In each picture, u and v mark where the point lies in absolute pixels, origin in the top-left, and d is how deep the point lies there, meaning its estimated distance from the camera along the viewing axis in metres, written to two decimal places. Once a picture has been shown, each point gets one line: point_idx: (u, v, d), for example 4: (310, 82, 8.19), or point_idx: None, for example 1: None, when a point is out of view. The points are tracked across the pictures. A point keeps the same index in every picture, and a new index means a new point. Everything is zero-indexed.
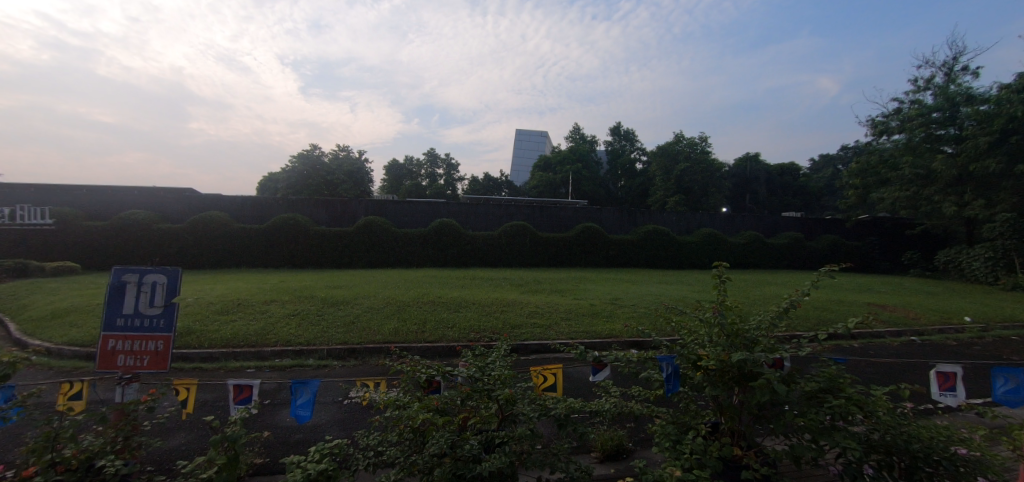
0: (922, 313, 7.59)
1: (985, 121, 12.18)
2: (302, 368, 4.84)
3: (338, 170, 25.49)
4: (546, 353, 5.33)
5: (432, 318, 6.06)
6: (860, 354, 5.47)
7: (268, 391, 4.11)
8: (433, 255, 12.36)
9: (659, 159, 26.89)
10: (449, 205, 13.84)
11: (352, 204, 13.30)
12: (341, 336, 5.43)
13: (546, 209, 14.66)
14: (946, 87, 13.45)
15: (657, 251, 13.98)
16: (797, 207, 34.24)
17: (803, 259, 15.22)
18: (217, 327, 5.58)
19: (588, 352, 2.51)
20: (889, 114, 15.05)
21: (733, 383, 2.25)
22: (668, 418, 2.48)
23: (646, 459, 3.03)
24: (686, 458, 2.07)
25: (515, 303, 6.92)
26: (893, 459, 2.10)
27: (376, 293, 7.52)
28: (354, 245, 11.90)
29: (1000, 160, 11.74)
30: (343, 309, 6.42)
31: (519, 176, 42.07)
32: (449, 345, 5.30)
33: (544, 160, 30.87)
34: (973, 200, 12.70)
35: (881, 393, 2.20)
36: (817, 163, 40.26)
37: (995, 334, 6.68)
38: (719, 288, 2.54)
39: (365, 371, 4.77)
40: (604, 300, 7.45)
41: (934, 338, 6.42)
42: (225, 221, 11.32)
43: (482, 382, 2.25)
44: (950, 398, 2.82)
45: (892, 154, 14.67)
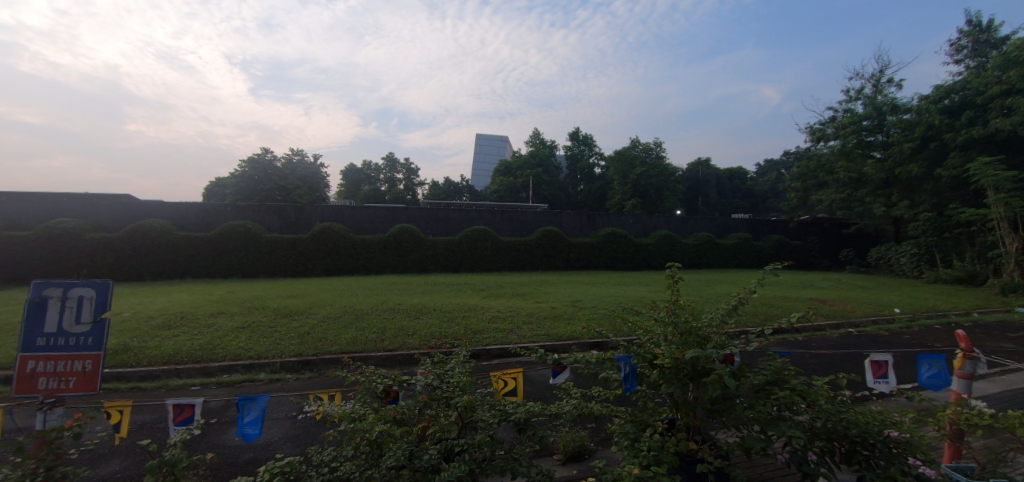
0: (857, 306, 8.15)
1: (908, 129, 13.24)
2: (252, 383, 4.59)
3: (292, 174, 24.55)
4: (509, 357, 5.31)
5: (391, 326, 5.91)
6: (804, 347, 5.80)
7: (214, 409, 3.88)
8: (392, 261, 12.10)
9: (617, 164, 27.64)
10: (409, 210, 13.66)
11: (306, 210, 12.84)
12: (294, 348, 5.20)
13: (507, 213, 14.71)
14: (874, 97, 14.55)
15: (616, 253, 14.32)
16: (745, 209, 36.07)
17: (752, 258, 16.02)
18: (158, 343, 5.22)
19: (547, 355, 2.52)
20: (825, 122, 16.14)
21: (687, 380, 2.30)
22: (626, 417, 2.52)
23: (607, 459, 3.06)
24: (643, 456, 2.11)
25: (477, 308, 6.87)
26: (834, 444, 2.22)
27: (332, 301, 7.27)
28: (309, 252, 11.48)
29: (922, 165, 12.81)
30: (297, 319, 6.16)
31: (480, 181, 42.04)
32: (409, 353, 5.19)
33: (505, 164, 30.96)
34: (899, 201, 13.82)
35: (822, 383, 2.33)
36: (763, 168, 42.59)
37: (920, 324, 7.27)
38: (672, 287, 2.61)
39: (321, 383, 4.59)
40: (565, 302, 7.54)
41: (869, 329, 6.91)
42: (168, 229, 10.65)
43: (441, 390, 2.22)
44: (883, 385, 3.03)
45: (829, 159, 15.74)
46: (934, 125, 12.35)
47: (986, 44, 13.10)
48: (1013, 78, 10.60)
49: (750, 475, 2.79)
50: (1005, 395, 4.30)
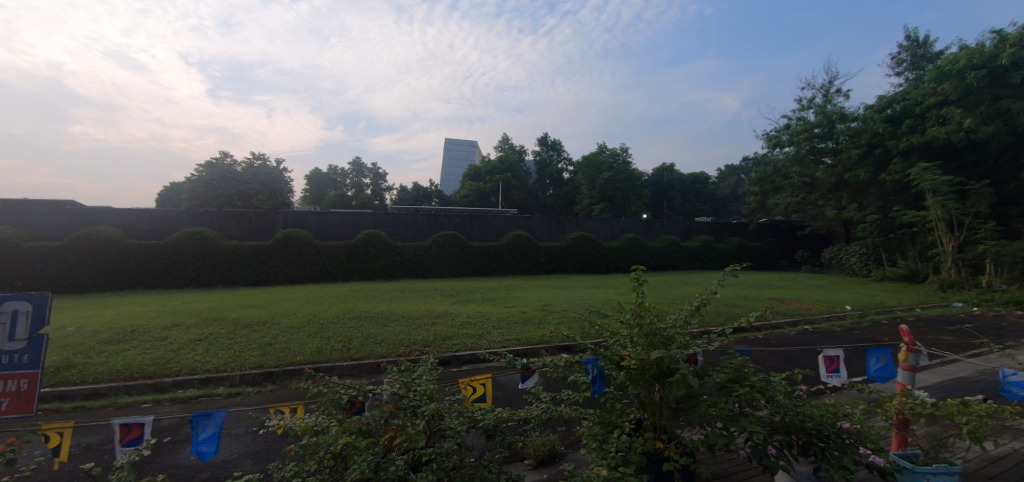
0: (812, 304, 8.56)
1: (855, 136, 14.03)
2: (209, 398, 4.37)
3: (253, 179, 23.73)
4: (478, 363, 5.27)
5: (359, 334, 5.78)
6: (764, 345, 6.04)
7: (167, 428, 3.66)
8: (359, 268, 11.84)
9: (585, 169, 28.02)
10: (377, 215, 13.41)
11: (268, 215, 12.39)
12: (255, 359, 5.00)
13: (477, 218, 14.67)
14: (825, 106, 15.37)
15: (585, 257, 14.51)
16: (707, 213, 37.27)
17: (714, 259, 16.58)
18: (105, 358, 4.91)
19: (516, 359, 2.52)
20: (780, 129, 16.94)
21: (653, 380, 2.34)
22: (594, 419, 2.54)
23: (577, 462, 3.07)
24: (612, 457, 2.13)
25: (446, 315, 6.80)
26: (792, 437, 2.32)
27: (295, 310, 7.02)
28: (271, 260, 11.08)
29: (868, 170, 13.61)
30: (258, 330, 5.91)
31: (450, 185, 41.78)
32: (377, 361, 5.08)
33: (474, 169, 30.90)
34: (849, 204, 14.62)
35: (779, 379, 2.42)
36: (723, 174, 44.19)
37: (869, 320, 7.71)
38: (637, 290, 2.65)
39: (285, 395, 4.42)
40: (535, 306, 7.58)
41: (823, 326, 7.27)
42: (117, 237, 10.05)
43: (408, 399, 2.20)
44: (835, 379, 3.18)
45: (784, 164, 16.51)
46: (879, 133, 13.13)
47: (922, 58, 14.10)
48: (948, 89, 11.42)
49: (715, 471, 2.87)
50: (945, 384, 4.60)
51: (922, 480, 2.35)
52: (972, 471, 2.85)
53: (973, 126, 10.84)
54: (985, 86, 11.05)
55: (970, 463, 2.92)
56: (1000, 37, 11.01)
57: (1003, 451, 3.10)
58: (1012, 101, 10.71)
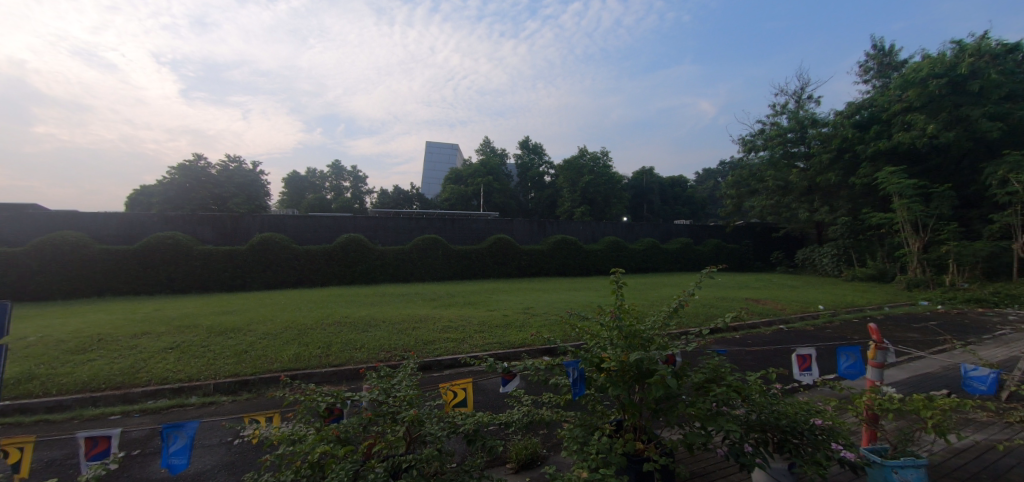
0: (786, 304, 8.79)
1: (827, 141, 14.42)
2: (181, 408, 4.23)
3: (228, 182, 23.16)
4: (460, 367, 5.24)
5: (338, 339, 5.69)
6: (740, 344, 6.19)
7: (136, 440, 3.53)
8: (338, 272, 11.66)
9: (566, 172, 28.21)
10: (357, 219, 13.24)
11: (244, 219, 12.11)
12: (230, 367, 4.87)
13: (458, 221, 14.62)
14: (797, 112, 15.84)
15: (566, 260, 14.60)
16: (686, 216, 37.90)
17: (692, 261, 16.90)
18: (70, 369, 4.71)
19: (497, 363, 2.52)
20: (755, 134, 17.39)
21: (632, 382, 2.37)
22: (575, 421, 2.56)
23: (559, 464, 3.08)
24: (593, 459, 2.14)
25: (427, 319, 6.74)
26: (767, 435, 2.36)
27: (272, 316, 6.87)
28: (246, 265, 10.82)
29: (838, 174, 14.07)
30: (233, 337, 5.75)
31: (431, 188, 41.54)
32: (356, 367, 5.01)
33: (455, 172, 30.78)
34: (821, 207, 15.07)
35: (755, 378, 2.47)
36: (701, 177, 45.01)
37: (840, 319, 7.96)
38: (617, 292, 2.68)
39: (261, 404, 4.32)
40: (516, 310, 7.58)
41: (797, 325, 7.48)
42: (83, 242, 9.68)
43: (387, 405, 2.18)
44: (807, 377, 3.27)
45: (759, 168, 16.95)
46: (848, 138, 13.59)
47: (888, 66, 14.68)
48: (912, 97, 11.89)
49: (693, 470, 2.92)
50: (911, 380, 4.78)
51: (891, 473, 2.44)
52: (938, 463, 2.96)
53: (935, 132, 11.32)
54: (947, 94, 11.56)
55: (936, 455, 3.03)
56: (960, 47, 11.53)
57: (966, 443, 3.24)
58: (971, 109, 11.22)
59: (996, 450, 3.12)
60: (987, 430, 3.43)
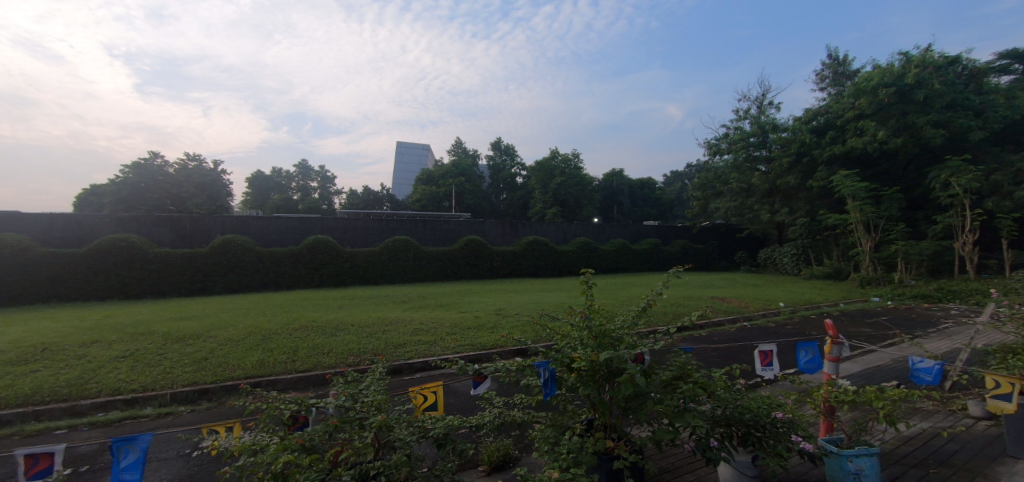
0: (750, 302, 9.11)
1: (786, 145, 15.04)
2: (135, 420, 4.01)
3: (187, 182, 22.17)
4: (431, 370, 5.18)
5: (305, 344, 5.53)
6: (706, 341, 6.39)
7: (84, 456, 3.33)
8: (305, 275, 11.34)
9: (538, 174, 28.39)
10: (324, 220, 12.91)
11: (204, 221, 11.60)
12: (188, 376, 4.65)
13: (429, 223, 14.47)
14: (759, 117, 16.45)
15: (538, 261, 14.68)
16: (655, 217, 38.72)
17: (660, 261, 17.31)
18: (9, 381, 4.39)
19: (468, 365, 2.50)
20: (719, 138, 17.97)
21: (603, 381, 2.40)
22: (547, 422, 2.56)
23: (530, 465, 3.07)
24: (563, 459, 2.15)
25: (397, 322, 6.63)
26: (732, 429, 2.43)
27: (234, 322, 6.60)
28: (207, 269, 10.37)
29: (797, 177, 14.68)
30: (192, 344, 5.50)
31: (402, 189, 40.98)
32: (323, 373, 4.88)
33: (427, 173, 30.48)
34: (781, 208, 15.69)
35: (720, 374, 2.54)
36: (670, 179, 46.14)
37: (799, 315, 8.31)
38: (587, 293, 2.69)
39: (222, 413, 4.14)
40: (488, 311, 7.56)
41: (759, 322, 7.77)
42: (25, 244, 9.06)
43: (355, 411, 2.12)
44: (769, 372, 3.39)
45: (723, 171, 17.50)
46: (806, 143, 14.22)
47: (842, 75, 15.43)
48: (864, 104, 12.54)
49: (662, 466, 2.97)
50: (864, 373, 5.02)
51: (846, 462, 2.57)
52: (890, 451, 3.11)
53: (885, 138, 11.99)
54: (895, 103, 12.24)
55: (887, 443, 3.19)
56: (907, 59, 12.25)
57: (915, 431, 3.43)
58: (917, 116, 11.92)
59: (940, 436, 3.32)
60: (933, 418, 3.64)
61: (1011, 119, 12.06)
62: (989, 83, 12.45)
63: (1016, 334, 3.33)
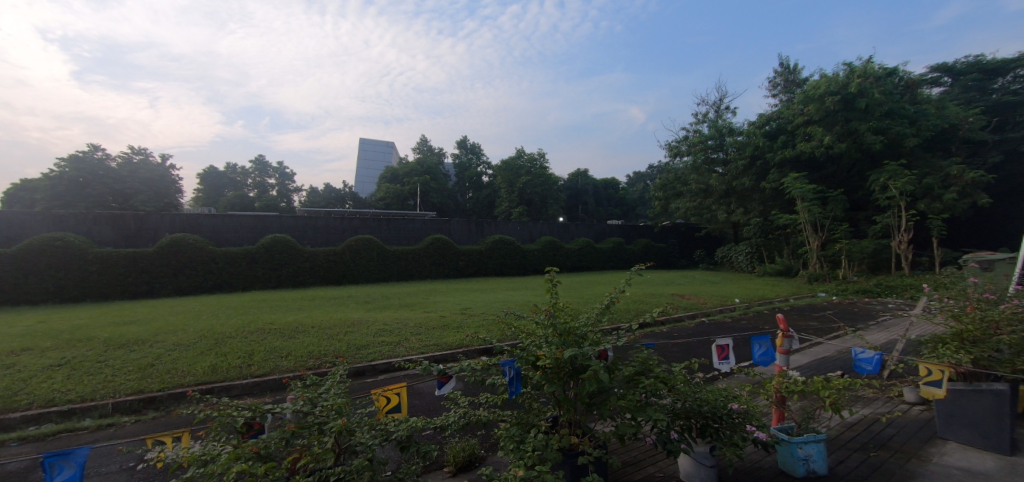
0: (707, 299, 9.46)
1: (741, 148, 15.69)
2: (73, 433, 3.72)
3: (131, 177, 20.83)
4: (395, 372, 5.09)
5: (261, 348, 5.31)
6: (667, 337, 6.60)
7: (11, 475, 3.06)
8: (262, 275, 10.87)
9: (504, 173, 28.43)
10: (283, 219, 12.44)
11: (151, 218, 10.92)
12: (132, 384, 4.36)
13: (393, 221, 14.20)
14: (716, 121, 17.09)
15: (504, 260, 14.69)
16: (618, 216, 39.55)
17: (623, 260, 17.71)
18: None
19: (432, 366, 2.47)
20: (679, 140, 18.55)
21: (567, 378, 2.43)
22: (512, 420, 2.57)
23: (496, 464, 3.07)
24: (529, 457, 2.16)
25: (360, 323, 6.47)
26: (692, 421, 2.52)
27: (184, 326, 6.24)
28: (153, 269, 9.77)
29: (751, 178, 15.36)
30: (137, 350, 5.16)
31: (365, 187, 40.00)
32: (281, 377, 4.69)
33: (391, 171, 29.92)
34: (737, 208, 16.36)
35: (680, 369, 2.62)
36: (632, 180, 47.28)
37: (753, 310, 8.71)
38: (551, 291, 2.70)
39: (170, 423, 3.91)
40: (453, 311, 7.50)
41: (717, 317, 8.09)
42: None
43: (314, 416, 2.05)
44: (726, 365, 3.52)
45: (683, 172, 18.07)
46: (759, 146, 14.90)
47: (792, 83, 16.26)
48: (812, 111, 13.27)
49: (625, 459, 3.04)
50: (812, 364, 5.32)
51: (797, 449, 2.73)
52: (835, 436, 3.31)
53: (830, 143, 12.73)
54: (840, 110, 13.02)
55: (833, 429, 3.39)
56: (850, 69, 13.03)
57: (857, 417, 3.65)
58: (859, 123, 12.72)
59: (880, 421, 3.56)
60: (873, 405, 3.90)
61: (940, 128, 13.05)
62: (922, 94, 13.45)
63: (944, 325, 3.59)
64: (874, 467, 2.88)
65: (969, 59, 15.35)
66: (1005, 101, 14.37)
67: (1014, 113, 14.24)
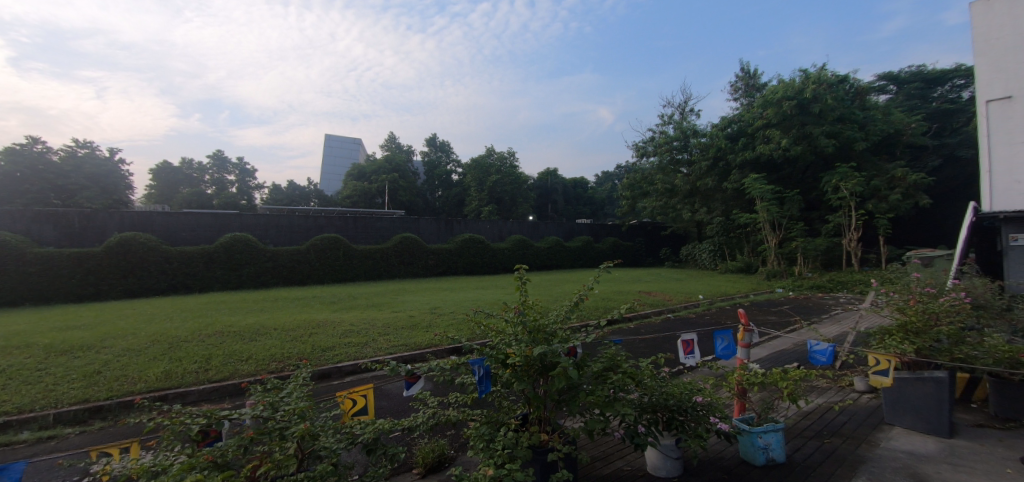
0: (673, 295, 9.72)
1: (705, 149, 16.17)
2: (8, 447, 3.45)
3: (75, 172, 19.53)
4: (362, 373, 4.98)
5: (220, 351, 5.09)
6: (634, 333, 6.75)
7: None
8: (221, 276, 10.41)
9: (474, 172, 28.32)
10: (243, 217, 11.93)
11: (98, 216, 10.28)
12: (76, 393, 4.08)
13: (361, 220, 13.88)
14: (681, 123, 17.54)
15: (473, 259, 14.64)
16: (587, 215, 40.13)
17: (592, 258, 17.98)
18: None
19: (400, 366, 2.41)
20: (646, 141, 18.93)
21: (537, 375, 2.43)
22: (482, 419, 2.55)
23: (466, 464, 3.04)
24: (499, 455, 2.15)
25: (326, 324, 6.30)
26: (658, 415, 2.57)
27: (134, 330, 5.89)
28: (101, 270, 9.18)
29: (714, 179, 15.86)
30: (81, 357, 4.84)
31: (331, 185, 38.96)
32: (240, 382, 4.50)
33: (358, 168, 29.27)
34: (700, 208, 16.87)
35: (647, 364, 2.67)
36: (600, 180, 48.09)
37: (716, 306, 9.01)
38: (520, 289, 2.70)
39: (120, 433, 3.69)
40: (422, 310, 7.41)
41: (681, 313, 8.33)
42: None
43: (275, 421, 1.97)
44: (691, 359, 3.62)
45: (649, 172, 18.46)
46: (721, 148, 15.43)
47: (752, 87, 16.90)
48: (771, 114, 13.85)
49: (594, 454, 3.08)
50: (771, 356, 5.54)
51: (757, 438, 2.83)
52: (792, 426, 3.46)
53: (787, 145, 13.31)
54: (796, 114, 13.64)
55: (790, 419, 3.54)
56: (806, 75, 13.66)
57: (812, 406, 3.84)
58: (813, 127, 13.36)
59: (833, 410, 3.74)
60: (827, 394, 4.10)
61: (886, 132, 13.87)
62: (870, 101, 14.25)
63: (890, 317, 3.81)
64: (828, 453, 3.02)
65: (913, 69, 16.41)
66: (943, 109, 15.44)
67: (951, 120, 15.32)
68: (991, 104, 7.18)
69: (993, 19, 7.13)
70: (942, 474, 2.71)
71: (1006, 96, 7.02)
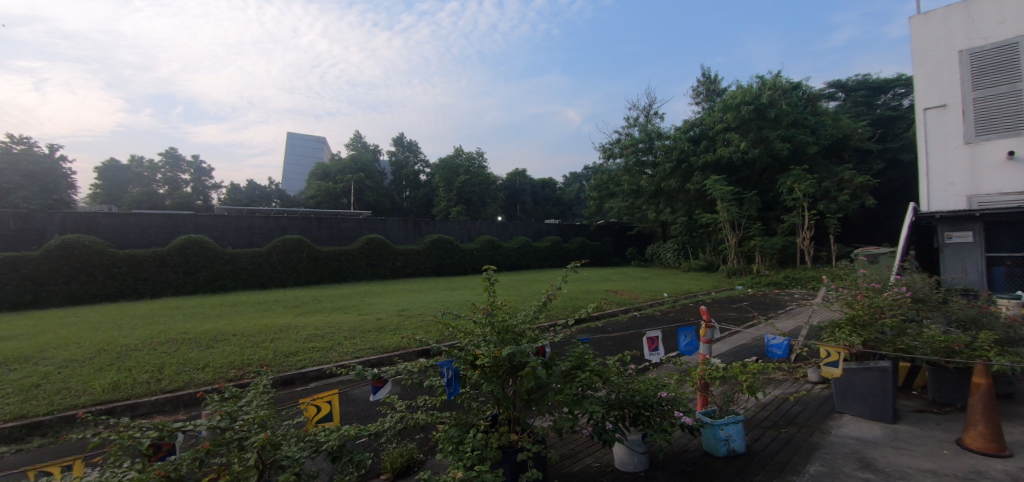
0: (638, 294, 9.96)
1: (669, 151, 16.63)
2: None
3: (9, 170, 18.17)
4: (327, 378, 4.85)
5: (174, 360, 4.83)
6: (602, 331, 6.89)
7: None
8: (174, 281, 9.89)
9: (442, 172, 28.09)
10: (198, 217, 11.39)
11: (36, 217, 9.57)
12: (12, 409, 3.78)
13: (325, 220, 13.53)
14: (646, 125, 17.96)
15: (442, 260, 14.53)
16: (556, 216, 40.54)
17: (560, 258, 18.18)
18: None
19: (366, 370, 2.35)
20: (612, 142, 19.28)
21: (505, 375, 2.43)
22: (450, 422, 2.52)
23: (435, 467, 3.01)
24: (469, 457, 2.14)
25: (289, 328, 6.10)
26: (625, 411, 2.62)
27: (77, 339, 5.50)
28: (39, 276, 8.55)
29: (677, 180, 16.32)
30: (17, 369, 4.49)
31: (294, 185, 37.75)
32: (195, 391, 4.29)
33: (322, 168, 28.50)
34: (665, 208, 17.34)
35: (613, 362, 2.71)
36: (568, 180, 48.67)
37: (680, 303, 9.30)
38: (489, 290, 2.68)
39: (62, 451, 3.46)
40: (390, 312, 7.30)
41: (647, 311, 8.55)
42: None
43: (234, 431, 1.88)
44: (655, 356, 3.71)
45: (616, 174, 18.81)
46: (684, 150, 15.91)
47: (713, 92, 17.52)
48: (730, 118, 14.42)
49: (563, 452, 3.11)
50: (731, 351, 5.76)
51: (718, 430, 2.93)
52: (751, 417, 3.60)
53: (746, 148, 13.87)
54: (753, 119, 14.25)
55: (750, 410, 3.69)
56: (763, 82, 14.28)
57: (770, 398, 4.01)
58: (770, 131, 13.97)
59: (788, 400, 3.92)
60: (783, 385, 4.30)
61: (836, 137, 14.65)
62: (820, 107, 15.02)
63: (839, 310, 4.03)
64: (784, 442, 3.17)
65: (858, 77, 17.41)
66: (886, 116, 16.45)
67: (893, 126, 16.35)
68: (928, 112, 7.71)
69: (929, 33, 7.66)
70: (886, 457, 2.89)
71: (941, 105, 7.56)
